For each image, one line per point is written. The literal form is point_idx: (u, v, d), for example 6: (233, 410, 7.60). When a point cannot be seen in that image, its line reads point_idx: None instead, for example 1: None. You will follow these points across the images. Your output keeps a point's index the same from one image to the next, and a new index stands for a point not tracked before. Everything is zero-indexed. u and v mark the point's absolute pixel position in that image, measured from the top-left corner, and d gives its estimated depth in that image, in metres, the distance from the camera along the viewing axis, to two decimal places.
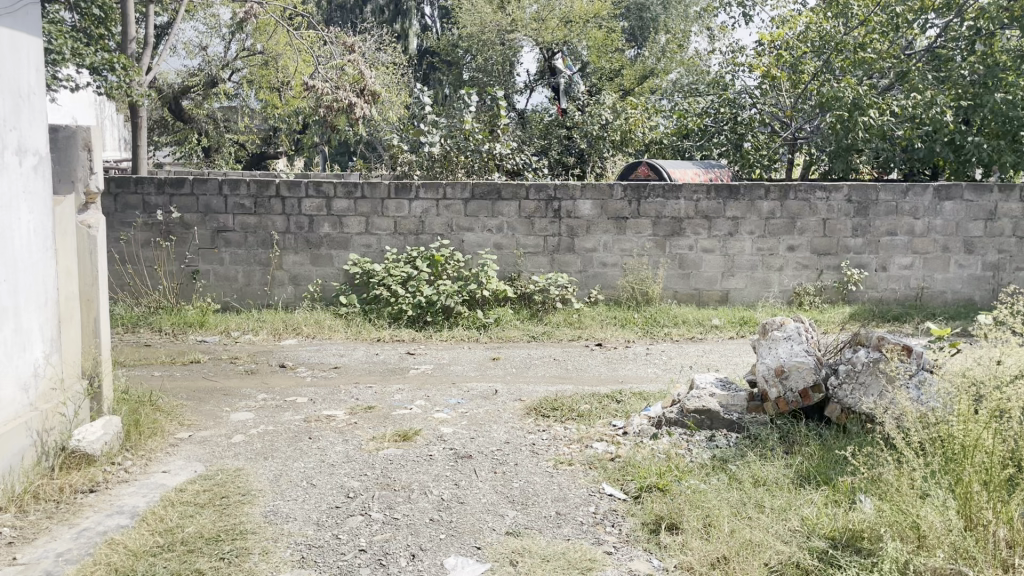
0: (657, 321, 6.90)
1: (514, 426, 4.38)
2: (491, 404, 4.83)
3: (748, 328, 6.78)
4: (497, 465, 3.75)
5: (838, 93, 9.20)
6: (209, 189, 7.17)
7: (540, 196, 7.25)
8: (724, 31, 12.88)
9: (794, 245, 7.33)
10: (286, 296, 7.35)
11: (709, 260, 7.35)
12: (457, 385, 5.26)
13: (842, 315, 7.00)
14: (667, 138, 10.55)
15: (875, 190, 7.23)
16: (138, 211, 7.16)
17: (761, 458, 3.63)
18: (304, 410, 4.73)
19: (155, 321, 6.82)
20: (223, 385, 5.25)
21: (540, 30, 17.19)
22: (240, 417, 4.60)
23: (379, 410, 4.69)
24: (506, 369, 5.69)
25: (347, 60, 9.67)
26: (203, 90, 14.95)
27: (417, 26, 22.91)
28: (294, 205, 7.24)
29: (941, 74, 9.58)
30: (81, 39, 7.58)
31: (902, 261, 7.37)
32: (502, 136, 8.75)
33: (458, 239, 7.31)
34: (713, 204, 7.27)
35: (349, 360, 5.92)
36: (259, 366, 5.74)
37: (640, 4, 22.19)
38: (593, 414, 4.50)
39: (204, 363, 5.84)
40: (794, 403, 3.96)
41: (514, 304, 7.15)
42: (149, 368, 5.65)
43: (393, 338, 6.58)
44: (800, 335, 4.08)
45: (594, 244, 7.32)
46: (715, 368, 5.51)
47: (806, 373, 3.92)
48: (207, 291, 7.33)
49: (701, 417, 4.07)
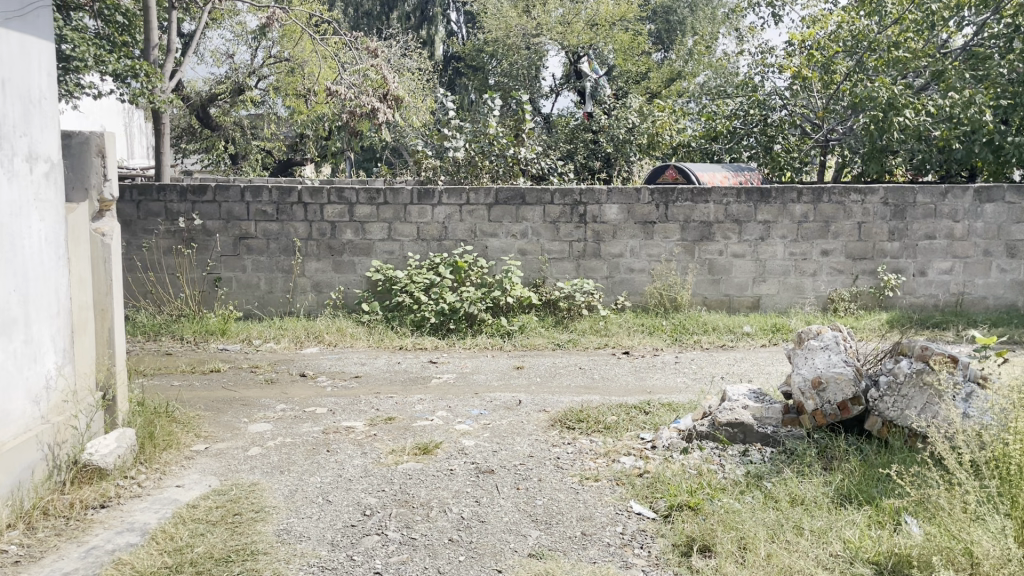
0: (686, 329, 6.72)
1: (538, 439, 4.23)
2: (514, 415, 4.69)
3: (781, 336, 6.56)
4: (519, 481, 3.60)
5: (872, 93, 9.10)
6: (232, 195, 7.12)
7: (565, 200, 7.09)
8: (753, 31, 12.74)
9: (828, 249, 7.10)
10: (308, 303, 7.27)
11: (740, 266, 7.15)
12: (479, 395, 5.11)
13: (879, 322, 6.76)
14: (695, 141, 10.39)
15: (912, 191, 6.98)
16: (160, 218, 7.11)
17: (799, 475, 3.44)
18: (323, 421, 4.63)
19: (176, 330, 6.76)
20: (243, 395, 5.15)
21: (566, 34, 17.38)
22: (258, 428, 4.51)
23: (400, 422, 4.57)
24: (531, 378, 5.53)
25: (369, 64, 9.61)
26: (231, 98, 15.20)
27: (443, 32, 23.06)
28: (316, 211, 7.16)
29: (979, 73, 9.25)
30: (105, 46, 7.65)
31: (941, 265, 7.11)
32: (528, 140, 8.65)
33: (482, 245, 7.19)
34: (744, 208, 7.06)
35: (371, 369, 5.80)
36: (279, 375, 5.63)
37: (666, 7, 21.85)
38: (620, 426, 4.33)
39: (225, 371, 5.77)
40: (833, 417, 3.76)
41: (539, 311, 7.00)
42: (169, 378, 5.58)
43: (415, 347, 6.45)
44: (838, 344, 3.87)
45: (621, 249, 7.14)
46: (748, 378, 5.31)
47: (845, 385, 3.72)
48: (229, 299, 7.27)
49: (733, 431, 3.88)
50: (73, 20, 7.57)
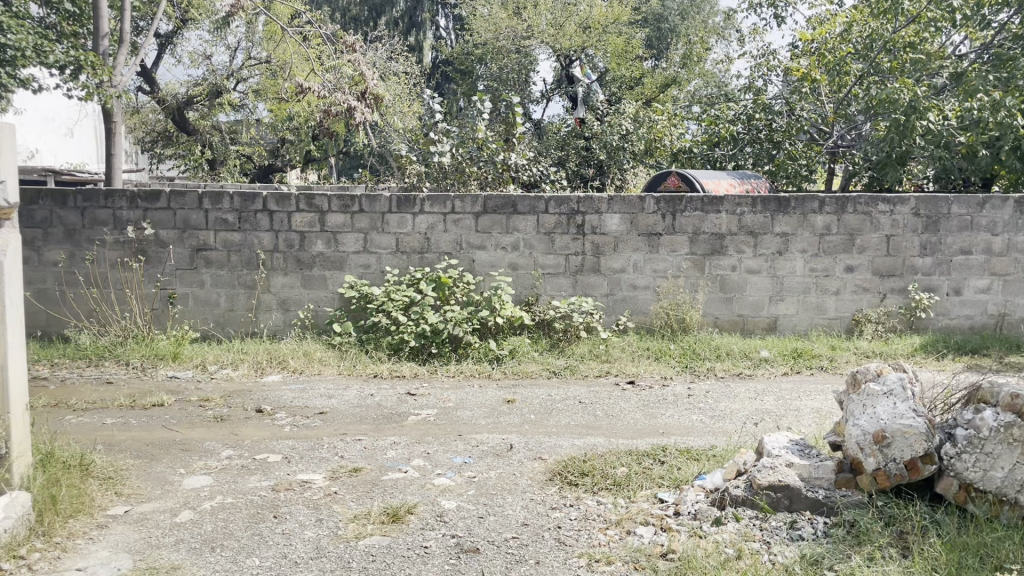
0: (697, 354, 6.00)
1: (534, 499, 3.48)
2: (505, 465, 3.94)
3: (804, 364, 5.85)
4: (511, 565, 2.85)
5: (893, 95, 8.36)
6: (188, 202, 6.35)
7: (561, 209, 6.36)
8: (756, 34, 12.16)
9: (853, 265, 6.39)
10: (273, 323, 6.49)
11: (755, 283, 6.43)
12: (463, 437, 4.36)
13: (910, 348, 6.06)
14: (697, 147, 9.70)
15: (947, 202, 6.28)
16: (107, 227, 6.33)
17: (868, 565, 2.72)
18: (275, 473, 3.86)
19: (123, 354, 5.99)
20: (185, 438, 4.38)
21: (557, 36, 16.76)
22: (195, 483, 3.74)
23: (367, 475, 3.81)
24: (525, 416, 4.76)
25: (346, 60, 8.84)
26: (208, 101, 14.51)
27: (432, 37, 22.39)
28: (282, 220, 6.39)
29: (1004, 75, 8.57)
30: (47, 35, 6.97)
31: (978, 283, 6.41)
32: (518, 145, 7.93)
33: (468, 259, 6.44)
34: (760, 219, 6.34)
35: (339, 403, 5.02)
36: (231, 411, 4.85)
37: (658, 15, 21.28)
38: (632, 483, 3.59)
39: (169, 406, 4.98)
40: (898, 478, 3.06)
41: (532, 333, 6.27)
42: (103, 414, 4.80)
43: (392, 375, 5.69)
44: (905, 390, 3.14)
45: (623, 263, 6.41)
46: (777, 420, 4.57)
47: (915, 440, 3.01)
48: (185, 317, 6.49)
49: (777, 496, 3.12)
50: (15, 6, 6.96)
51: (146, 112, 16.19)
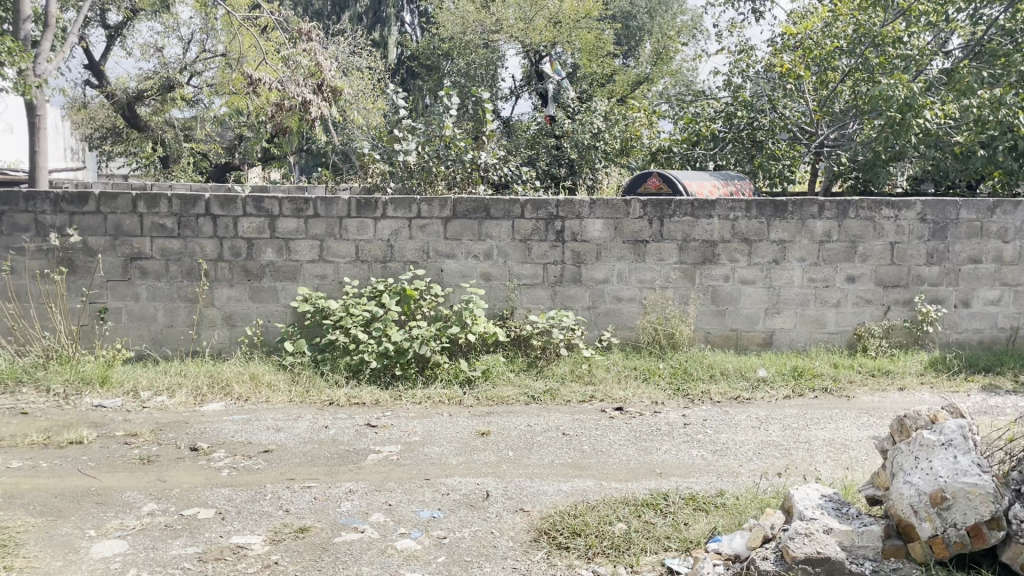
0: (689, 374, 5.45)
1: (517, 569, 2.89)
2: (482, 519, 3.34)
3: (806, 385, 5.33)
4: None
5: (886, 92, 7.70)
6: (120, 206, 5.64)
7: (539, 214, 5.76)
8: (733, 28, 11.74)
9: (854, 275, 5.89)
10: (218, 340, 5.82)
11: (750, 295, 5.90)
12: (430, 482, 3.75)
13: (919, 367, 5.57)
14: (676, 146, 9.04)
15: (955, 206, 5.81)
16: (28, 234, 5.61)
17: None
18: (206, 534, 3.21)
19: (43, 378, 5.28)
20: (102, 486, 3.72)
21: (527, 31, 16.08)
22: (105, 549, 3.08)
23: (315, 535, 3.18)
24: (502, 453, 4.15)
25: (301, 49, 8.09)
26: (158, 95, 13.78)
27: (397, 33, 21.70)
28: (227, 226, 5.71)
29: (996, 73, 8.33)
30: None
31: (988, 294, 5.95)
32: (488, 144, 7.32)
33: (436, 268, 5.82)
34: (755, 225, 5.80)
35: (287, 438, 4.38)
36: (162, 451, 4.18)
37: (626, 11, 20.69)
38: (635, 544, 3.03)
39: (89, 443, 4.30)
40: (959, 547, 2.51)
41: (507, 350, 5.67)
42: (8, 455, 4.11)
43: (350, 402, 5.05)
44: (966, 440, 2.60)
45: (607, 273, 5.84)
46: (787, 456, 4.03)
47: (981, 502, 2.47)
48: (117, 335, 5.79)
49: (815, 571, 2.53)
50: None
51: (93, 106, 15.31)
